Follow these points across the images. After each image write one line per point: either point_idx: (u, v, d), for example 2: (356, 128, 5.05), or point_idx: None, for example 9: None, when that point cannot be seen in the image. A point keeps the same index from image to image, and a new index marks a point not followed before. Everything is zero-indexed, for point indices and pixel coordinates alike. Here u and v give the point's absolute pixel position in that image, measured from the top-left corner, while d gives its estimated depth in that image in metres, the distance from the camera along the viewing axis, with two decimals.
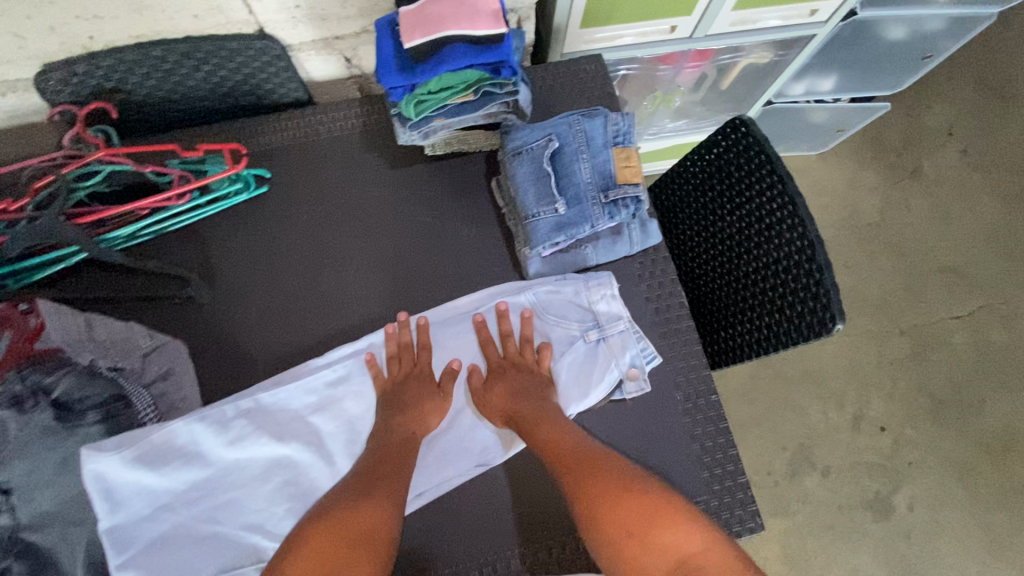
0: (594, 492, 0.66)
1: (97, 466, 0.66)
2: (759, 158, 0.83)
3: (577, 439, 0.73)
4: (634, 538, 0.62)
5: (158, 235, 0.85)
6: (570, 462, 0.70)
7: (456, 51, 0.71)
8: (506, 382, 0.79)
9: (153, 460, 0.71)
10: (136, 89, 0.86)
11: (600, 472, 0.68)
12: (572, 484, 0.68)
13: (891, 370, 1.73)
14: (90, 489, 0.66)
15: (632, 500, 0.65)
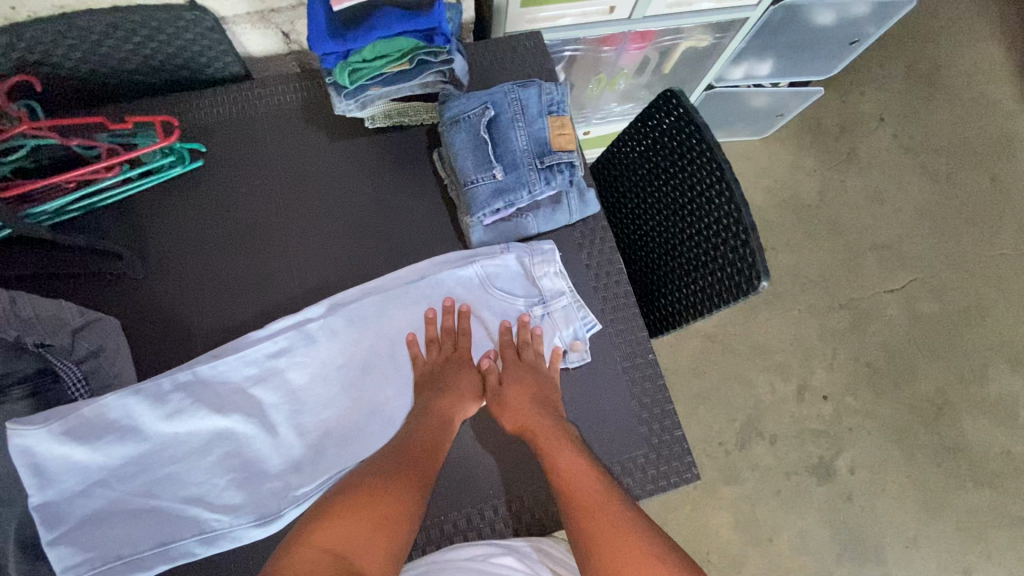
0: (616, 543, 0.62)
1: (23, 441, 0.66)
2: (690, 129, 0.86)
3: (597, 481, 0.70)
4: None
5: (89, 211, 0.82)
6: (593, 510, 0.66)
7: (388, 17, 0.73)
8: (524, 386, 0.78)
9: (85, 435, 0.69)
10: (61, 63, 0.83)
11: (630, 529, 0.63)
12: (590, 525, 0.65)
13: (832, 342, 1.83)
14: (17, 464, 0.65)
15: (652, 560, 0.60)
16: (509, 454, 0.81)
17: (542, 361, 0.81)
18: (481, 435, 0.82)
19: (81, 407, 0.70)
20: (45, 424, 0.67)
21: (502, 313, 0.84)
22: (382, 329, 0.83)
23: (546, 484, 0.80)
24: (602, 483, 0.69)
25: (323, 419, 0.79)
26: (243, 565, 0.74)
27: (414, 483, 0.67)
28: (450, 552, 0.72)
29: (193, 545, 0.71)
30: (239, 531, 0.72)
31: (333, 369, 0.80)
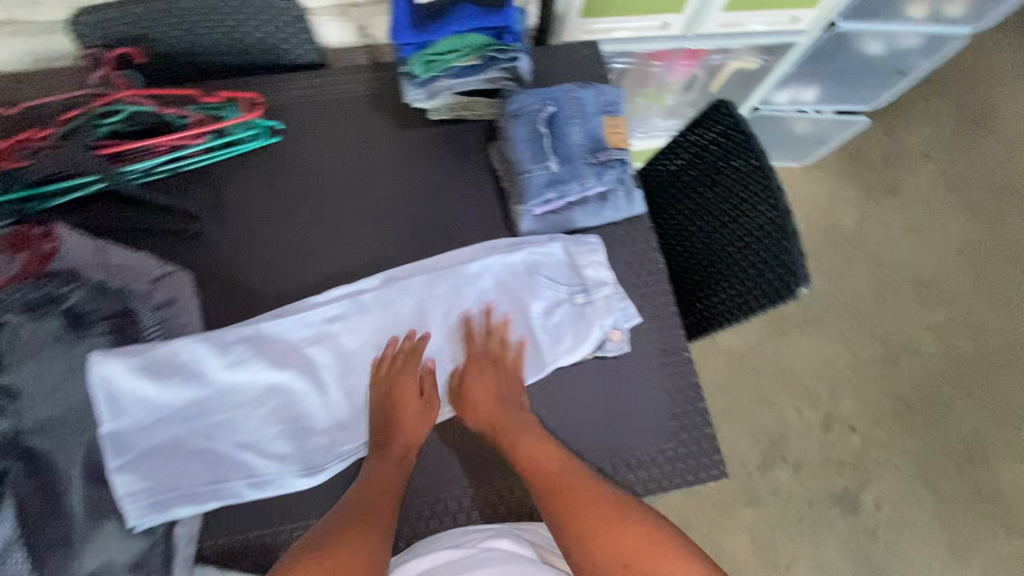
0: (590, 519, 0.69)
1: (105, 370, 0.72)
2: (738, 138, 0.90)
3: (567, 460, 0.76)
4: (629, 568, 0.66)
5: (172, 174, 0.90)
6: (564, 489, 0.73)
7: (464, 14, 0.81)
8: (485, 388, 0.82)
9: (156, 374, 0.76)
10: (162, 40, 0.91)
11: (602, 506, 0.71)
12: (564, 507, 0.71)
13: (863, 372, 1.80)
14: (95, 392, 0.71)
15: (624, 528, 0.68)
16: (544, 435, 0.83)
17: (507, 351, 0.85)
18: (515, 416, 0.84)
19: (154, 347, 0.76)
20: (122, 358, 0.73)
21: (545, 299, 0.88)
22: (428, 305, 0.87)
23: None
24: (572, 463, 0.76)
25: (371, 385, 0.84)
26: (282, 514, 0.78)
27: (375, 531, 0.70)
28: (448, 535, 0.76)
29: (242, 487, 0.76)
30: (286, 478, 0.77)
31: (382, 338, 0.85)
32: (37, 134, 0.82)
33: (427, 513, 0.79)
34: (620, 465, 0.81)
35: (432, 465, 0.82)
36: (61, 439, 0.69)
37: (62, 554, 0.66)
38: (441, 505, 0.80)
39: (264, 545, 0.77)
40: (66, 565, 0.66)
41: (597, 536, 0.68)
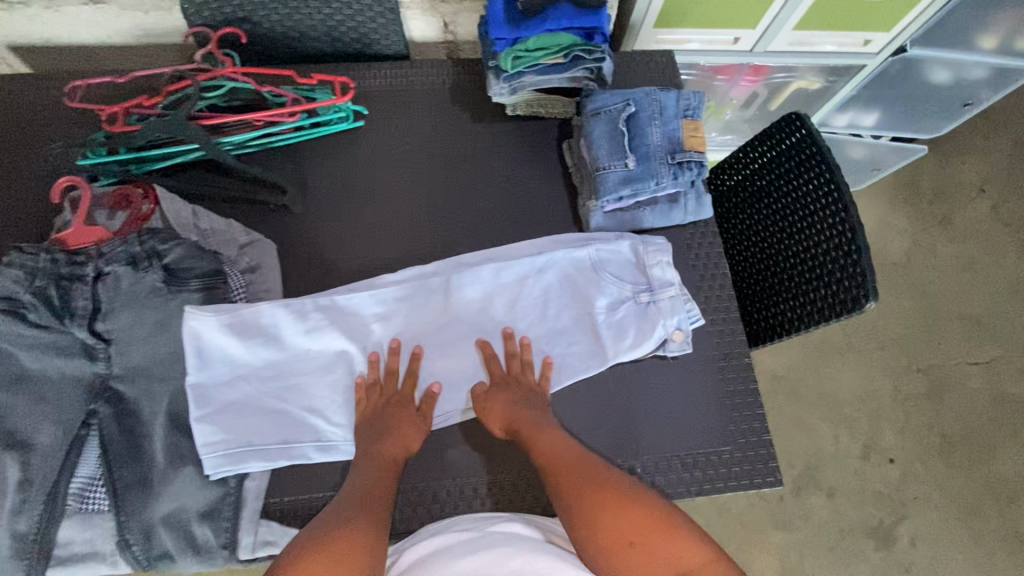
0: (593, 497, 0.69)
1: (196, 322, 0.77)
2: (810, 150, 0.90)
3: (568, 445, 0.76)
4: (635, 546, 0.64)
5: (262, 148, 0.94)
6: (570, 471, 0.72)
7: (560, 12, 0.83)
8: (506, 392, 0.81)
9: (239, 334, 0.80)
10: (262, 22, 0.96)
11: (605, 484, 0.70)
12: (569, 487, 0.71)
13: (905, 405, 1.76)
14: (186, 342, 0.76)
15: (630, 506, 0.67)
16: (599, 430, 0.84)
17: (528, 373, 0.83)
18: (575, 407, 0.85)
19: (239, 308, 0.81)
20: (211, 314, 0.78)
21: (609, 296, 0.87)
22: (492, 291, 0.89)
23: (630, 463, 0.82)
24: (574, 447, 0.75)
25: (434, 364, 0.85)
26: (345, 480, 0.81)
27: (372, 520, 0.68)
28: (454, 520, 0.75)
29: (309, 449, 0.80)
30: (350, 446, 0.80)
31: (449, 320, 0.87)
32: (144, 101, 0.88)
33: (482, 491, 0.81)
34: (675, 463, 0.82)
35: (490, 446, 0.83)
36: (143, 386, 0.76)
37: (141, 493, 0.73)
38: (497, 486, 0.82)
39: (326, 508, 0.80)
40: (146, 502, 0.73)
41: (600, 518, 0.67)
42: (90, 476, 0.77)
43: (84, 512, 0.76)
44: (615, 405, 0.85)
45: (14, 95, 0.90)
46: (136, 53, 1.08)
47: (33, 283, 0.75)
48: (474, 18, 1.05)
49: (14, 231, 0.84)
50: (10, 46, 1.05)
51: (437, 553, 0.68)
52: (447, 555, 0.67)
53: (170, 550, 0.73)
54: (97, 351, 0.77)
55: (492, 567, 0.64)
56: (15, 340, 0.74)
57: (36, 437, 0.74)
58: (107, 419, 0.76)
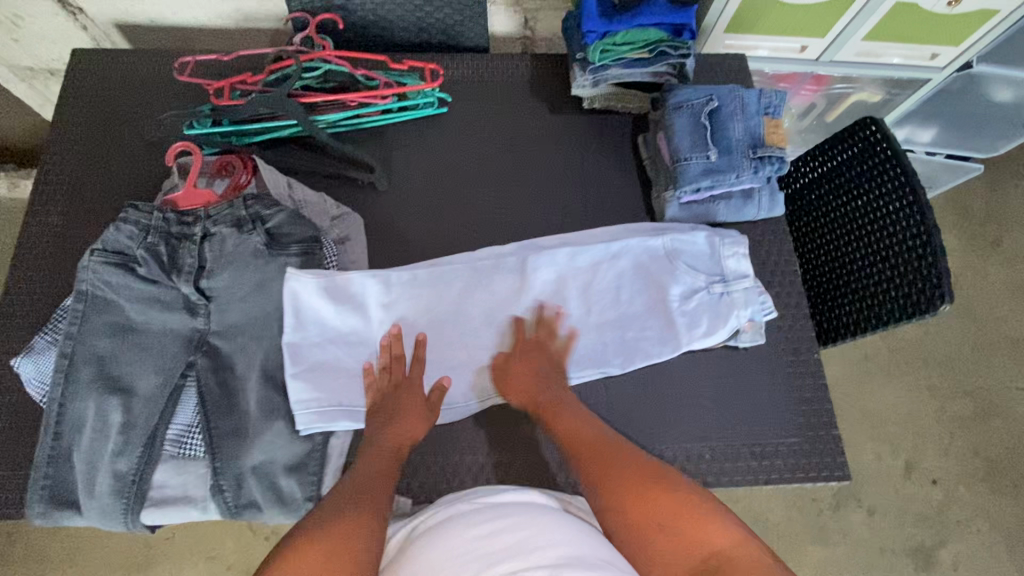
0: (621, 481, 0.68)
1: (298, 284, 0.82)
2: (885, 154, 0.91)
3: (594, 431, 0.76)
4: (665, 529, 0.63)
5: (351, 129, 0.99)
6: (596, 455, 0.72)
7: (654, 8, 0.86)
8: (529, 362, 0.84)
9: (331, 299, 0.84)
10: (356, 10, 1.01)
11: (631, 468, 0.69)
12: (597, 471, 0.70)
13: (950, 426, 1.73)
14: (286, 301, 0.81)
15: (657, 490, 0.66)
16: (668, 415, 0.85)
17: (559, 350, 0.86)
18: (645, 391, 0.86)
19: (331, 274, 0.85)
20: (310, 278, 0.82)
21: (683, 285, 0.88)
22: (564, 274, 0.91)
23: (698, 449, 0.84)
24: (600, 433, 0.75)
25: (511, 342, 0.88)
26: (421, 446, 0.84)
27: (372, 508, 0.67)
28: (475, 489, 0.73)
29: None
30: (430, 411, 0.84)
31: (527, 299, 0.90)
32: (248, 78, 0.93)
33: (552, 468, 0.83)
34: (743, 451, 0.84)
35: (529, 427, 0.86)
36: (239, 343, 0.80)
37: (234, 443, 0.77)
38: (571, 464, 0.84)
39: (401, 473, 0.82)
40: (239, 452, 0.77)
41: (629, 500, 0.66)
42: (186, 425, 0.81)
43: (180, 458, 0.80)
44: (649, 396, 0.86)
45: (135, 70, 0.98)
46: (232, 36, 1.14)
47: (145, 239, 0.80)
48: (553, 15, 1.10)
49: (129, 194, 0.91)
50: (119, 25, 1.12)
51: (449, 520, 0.66)
52: (458, 520, 0.65)
53: (256, 500, 0.77)
54: (198, 307, 0.81)
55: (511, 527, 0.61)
56: (126, 293, 0.80)
57: (138, 384, 0.79)
58: (204, 371, 0.80)
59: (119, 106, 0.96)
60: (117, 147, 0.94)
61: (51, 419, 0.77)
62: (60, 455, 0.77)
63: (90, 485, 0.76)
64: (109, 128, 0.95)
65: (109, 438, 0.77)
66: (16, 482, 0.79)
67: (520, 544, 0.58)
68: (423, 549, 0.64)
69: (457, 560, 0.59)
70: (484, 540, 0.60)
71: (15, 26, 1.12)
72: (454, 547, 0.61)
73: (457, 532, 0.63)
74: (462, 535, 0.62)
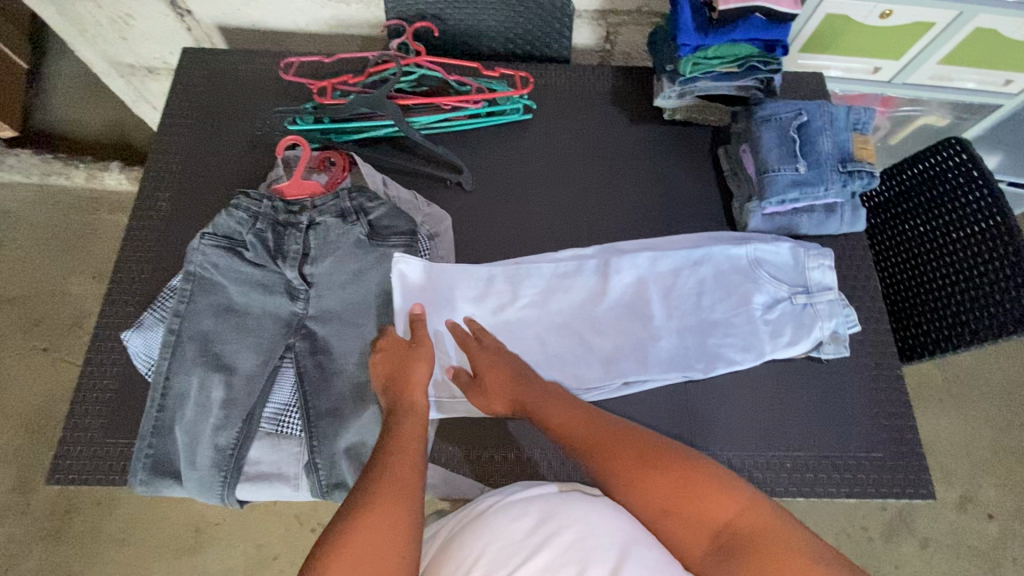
0: (624, 467, 0.67)
1: (404, 266, 0.86)
2: (970, 175, 0.92)
3: (590, 417, 0.75)
4: (672, 511, 0.62)
5: (442, 131, 1.04)
6: (597, 443, 0.71)
7: (751, 24, 0.87)
8: (489, 365, 0.82)
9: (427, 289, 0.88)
10: (450, 20, 1.07)
11: (629, 450, 0.69)
12: (600, 458, 0.70)
13: (1010, 460, 1.66)
14: (395, 283, 0.86)
15: (658, 471, 0.65)
16: (748, 422, 0.86)
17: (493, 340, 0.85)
18: (725, 396, 0.87)
19: (424, 268, 0.88)
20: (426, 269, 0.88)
21: (766, 294, 0.89)
22: (643, 277, 0.93)
23: (778, 457, 0.84)
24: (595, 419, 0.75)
25: (592, 342, 0.89)
26: (506, 440, 0.85)
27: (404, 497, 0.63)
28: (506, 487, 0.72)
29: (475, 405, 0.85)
30: None
31: (610, 301, 0.91)
32: (351, 80, 0.98)
33: None
34: (825, 462, 0.84)
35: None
36: (336, 328, 0.84)
37: (331, 423, 0.80)
38: None
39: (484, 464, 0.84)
40: (334, 432, 0.80)
41: (636, 483, 0.65)
42: (283, 405, 0.84)
43: (275, 436, 0.83)
44: (698, 408, 0.87)
45: (246, 71, 1.05)
46: (325, 41, 1.21)
47: (254, 226, 0.85)
48: (635, 30, 1.14)
49: (235, 183, 0.97)
50: (220, 26, 1.19)
51: (481, 514, 0.66)
52: (493, 515, 0.64)
53: (347, 481, 0.79)
54: (299, 292, 0.85)
55: (542, 518, 0.61)
56: (231, 275, 0.84)
57: (238, 362, 0.83)
58: (302, 354, 0.84)
59: (228, 103, 1.03)
60: (225, 140, 1.00)
61: (157, 391, 0.81)
62: (163, 426, 0.81)
63: (190, 457, 0.79)
64: (218, 122, 1.01)
65: (211, 413, 0.80)
66: (120, 450, 0.83)
67: (550, 536, 0.58)
68: (458, 546, 0.63)
69: (497, 555, 0.58)
70: (522, 535, 0.59)
71: (125, 25, 1.20)
72: (491, 542, 0.60)
73: (487, 527, 0.63)
74: (500, 530, 0.61)
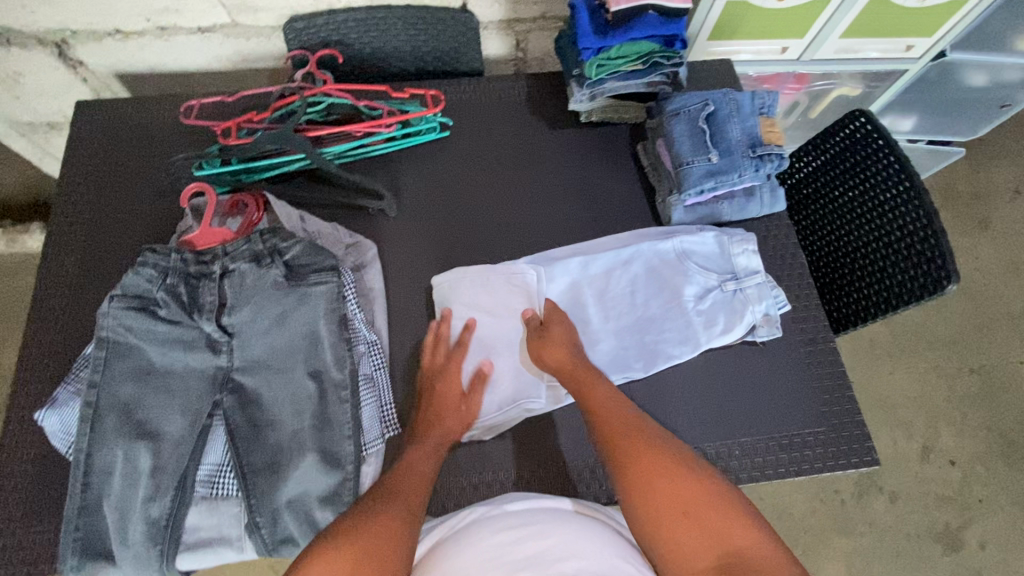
0: (648, 463, 0.66)
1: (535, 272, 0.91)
2: (878, 144, 0.94)
3: (620, 405, 0.75)
4: (690, 518, 0.61)
5: (358, 158, 1.01)
6: (626, 429, 0.70)
7: (646, 22, 0.88)
8: (551, 341, 0.83)
9: (502, 284, 0.91)
10: (354, 44, 1.05)
11: (658, 450, 0.67)
12: (626, 447, 0.68)
13: (962, 405, 1.72)
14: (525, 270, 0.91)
15: (680, 479, 0.64)
16: (696, 414, 0.86)
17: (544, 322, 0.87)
18: (672, 392, 0.87)
19: (350, 302, 0.86)
20: (523, 269, 0.91)
21: (696, 284, 0.91)
22: (578, 277, 0.93)
23: (729, 444, 0.84)
24: (628, 411, 0.74)
25: None
26: (458, 466, 0.84)
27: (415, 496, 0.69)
28: (503, 495, 0.71)
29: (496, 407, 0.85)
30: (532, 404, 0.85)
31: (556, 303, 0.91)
32: (255, 117, 0.95)
33: (588, 476, 0.84)
34: (770, 444, 0.85)
35: (521, 442, 0.85)
36: (265, 377, 0.81)
37: (268, 477, 0.77)
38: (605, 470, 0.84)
39: (438, 496, 0.82)
40: (274, 486, 0.77)
41: (655, 480, 0.64)
42: (217, 464, 0.81)
43: (211, 498, 0.80)
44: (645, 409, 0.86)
45: (147, 119, 1.01)
46: (232, 78, 1.17)
47: (165, 281, 0.80)
48: (544, 35, 1.14)
49: (146, 237, 0.93)
50: (118, 74, 1.14)
51: (471, 522, 0.65)
52: (483, 523, 0.64)
53: (293, 535, 0.77)
54: (221, 345, 0.82)
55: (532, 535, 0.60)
56: (148, 336, 0.80)
57: (165, 427, 0.78)
58: (232, 409, 0.80)
59: (130, 152, 0.99)
60: (130, 193, 0.96)
61: (79, 470, 0.76)
62: (90, 505, 0.76)
63: (122, 534, 0.75)
64: (122, 175, 0.97)
65: (139, 484, 0.76)
66: (47, 537, 0.78)
67: (536, 557, 0.57)
68: (444, 551, 0.63)
69: (480, 565, 0.57)
70: (507, 547, 0.59)
71: (15, 83, 1.14)
72: (473, 550, 0.60)
73: (477, 534, 0.62)
74: (488, 537, 0.61)
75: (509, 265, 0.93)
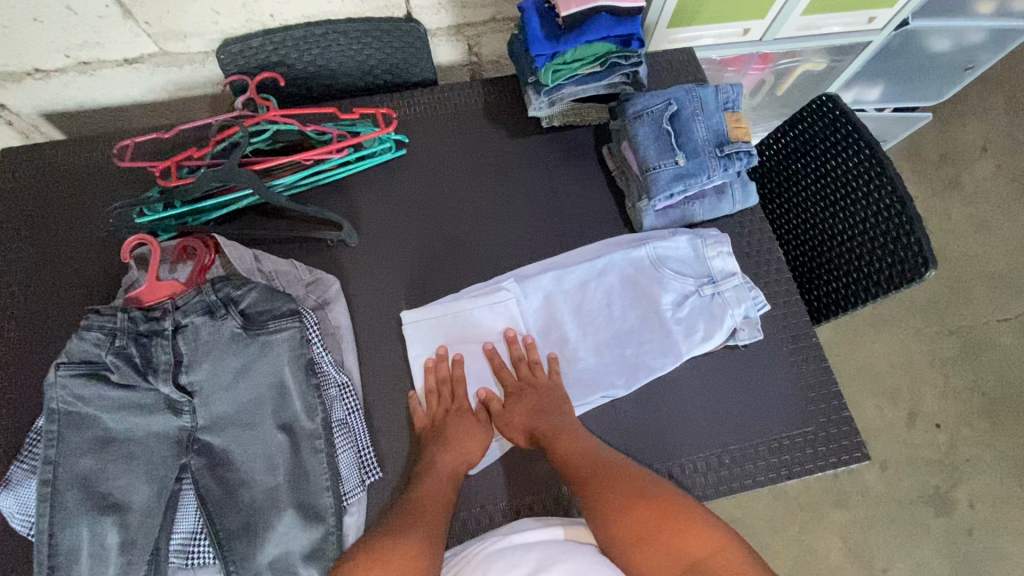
0: (606, 498, 0.70)
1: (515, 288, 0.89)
2: (846, 128, 0.91)
3: (585, 441, 0.78)
4: (644, 541, 0.65)
5: (312, 186, 0.96)
6: (587, 466, 0.74)
7: (601, 22, 0.83)
8: (526, 402, 0.81)
9: (483, 298, 0.88)
10: (296, 64, 0.99)
11: (615, 482, 0.71)
12: (587, 483, 0.72)
13: (944, 367, 1.74)
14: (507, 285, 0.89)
15: (638, 503, 0.68)
16: (683, 425, 0.84)
17: (539, 372, 0.84)
18: (657, 405, 0.85)
19: (316, 345, 0.82)
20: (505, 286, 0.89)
21: (672, 291, 0.88)
22: (556, 289, 0.90)
23: (718, 452, 0.83)
24: (590, 445, 0.77)
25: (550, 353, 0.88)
26: None
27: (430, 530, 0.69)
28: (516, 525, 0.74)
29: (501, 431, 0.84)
30: None
31: (539, 318, 0.89)
32: (195, 155, 0.88)
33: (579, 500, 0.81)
34: (760, 449, 0.83)
35: (508, 471, 0.83)
36: (233, 434, 0.77)
37: (246, 541, 0.73)
38: None
39: None
40: (253, 549, 0.73)
41: (615, 510, 0.68)
42: (190, 531, 0.78)
43: (188, 567, 0.78)
44: (632, 425, 0.84)
45: (79, 164, 0.95)
46: (170, 108, 1.10)
47: (114, 343, 0.73)
48: (496, 37, 1.08)
49: (91, 294, 0.87)
50: (45, 113, 1.06)
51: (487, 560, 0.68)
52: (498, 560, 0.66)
53: None
54: (183, 406, 0.76)
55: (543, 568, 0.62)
56: (101, 404, 0.74)
57: (131, 497, 0.73)
58: (201, 472, 0.76)
59: (64, 202, 0.93)
60: (70, 247, 0.90)
61: (42, 555, 0.70)
62: None
63: None
64: (59, 228, 0.91)
65: (109, 562, 0.71)
66: None
67: None
68: None
69: None
70: None
71: None
72: None
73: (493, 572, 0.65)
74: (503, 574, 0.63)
75: (489, 283, 0.91)
